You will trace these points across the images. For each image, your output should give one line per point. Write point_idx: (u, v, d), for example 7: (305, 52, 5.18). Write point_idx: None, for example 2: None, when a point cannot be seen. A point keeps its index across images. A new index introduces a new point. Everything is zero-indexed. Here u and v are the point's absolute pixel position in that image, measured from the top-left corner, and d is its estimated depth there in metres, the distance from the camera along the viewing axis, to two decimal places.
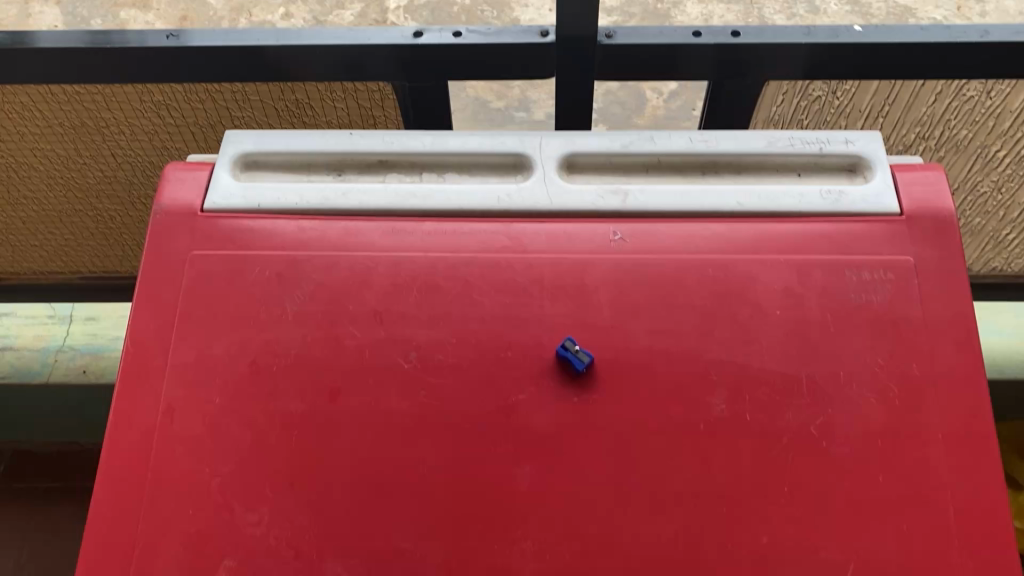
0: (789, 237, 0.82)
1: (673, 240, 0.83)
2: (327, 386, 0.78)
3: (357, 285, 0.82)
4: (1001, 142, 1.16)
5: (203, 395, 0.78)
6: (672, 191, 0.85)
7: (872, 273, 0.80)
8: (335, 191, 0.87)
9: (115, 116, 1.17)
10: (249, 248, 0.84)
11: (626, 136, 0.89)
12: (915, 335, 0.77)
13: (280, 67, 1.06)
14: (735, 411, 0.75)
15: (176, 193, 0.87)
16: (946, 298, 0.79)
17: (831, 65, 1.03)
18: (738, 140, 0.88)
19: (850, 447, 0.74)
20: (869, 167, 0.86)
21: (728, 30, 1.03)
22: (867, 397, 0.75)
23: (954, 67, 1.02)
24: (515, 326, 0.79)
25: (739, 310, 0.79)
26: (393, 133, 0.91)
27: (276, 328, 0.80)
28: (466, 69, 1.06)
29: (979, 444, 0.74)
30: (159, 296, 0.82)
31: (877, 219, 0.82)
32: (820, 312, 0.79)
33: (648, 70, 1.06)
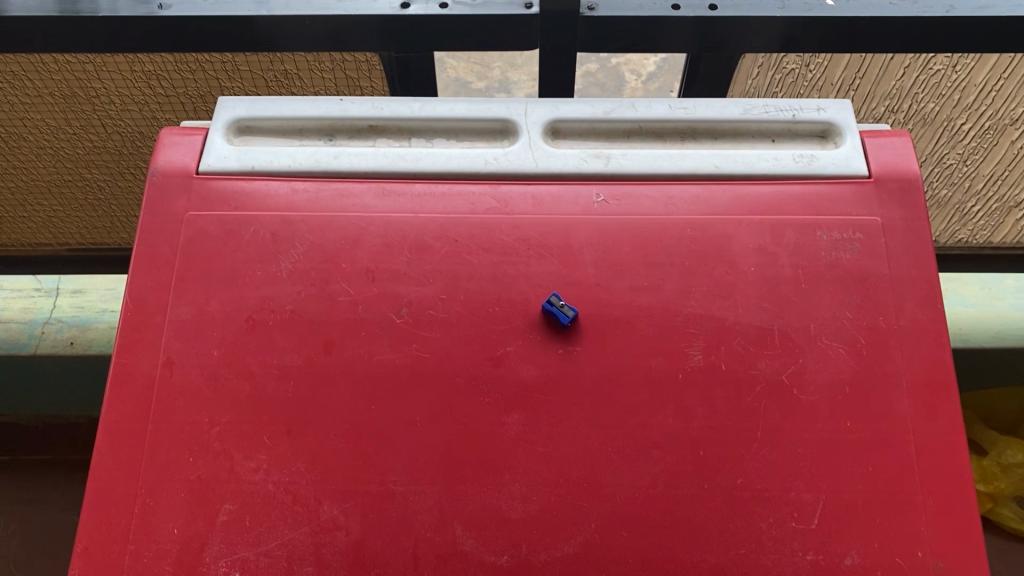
0: (763, 199, 0.86)
1: (654, 202, 0.86)
2: (322, 340, 0.81)
3: (350, 245, 0.85)
4: (966, 115, 1.21)
5: (201, 349, 0.81)
6: (652, 155, 0.89)
7: (842, 233, 0.84)
8: (327, 155, 0.90)
9: (105, 86, 1.19)
10: (243, 209, 0.87)
11: (609, 103, 0.93)
12: (882, 291, 0.82)
13: (268, 37, 1.08)
14: (712, 362, 0.79)
15: (171, 156, 0.89)
16: (911, 255, 0.83)
17: (804, 38, 1.07)
18: (714, 107, 0.92)
19: (821, 394, 0.78)
20: (839, 133, 0.90)
21: (706, 4, 1.06)
22: (837, 348, 0.80)
23: (922, 41, 1.06)
24: (503, 283, 0.83)
25: (716, 267, 0.83)
26: (383, 99, 0.94)
27: (272, 285, 0.83)
28: (452, 40, 1.09)
29: (942, 391, 0.78)
30: (156, 255, 0.85)
31: (847, 182, 0.86)
32: (792, 268, 0.83)
33: (630, 41, 1.09)
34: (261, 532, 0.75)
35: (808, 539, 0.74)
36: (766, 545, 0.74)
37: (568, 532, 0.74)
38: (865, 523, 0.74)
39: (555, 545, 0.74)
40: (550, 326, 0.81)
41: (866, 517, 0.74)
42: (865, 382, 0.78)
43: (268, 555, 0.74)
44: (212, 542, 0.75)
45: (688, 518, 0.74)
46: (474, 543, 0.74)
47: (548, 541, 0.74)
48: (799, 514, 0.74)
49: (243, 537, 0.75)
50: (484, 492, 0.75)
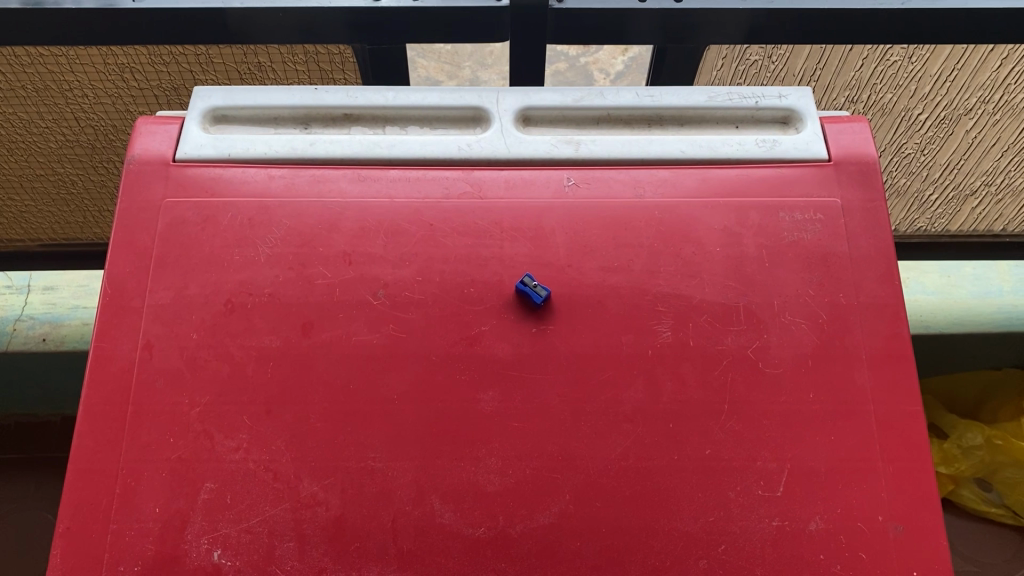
0: (729, 182, 0.89)
1: (623, 185, 0.89)
2: (299, 322, 0.82)
3: (326, 229, 0.86)
4: (922, 105, 1.25)
5: (180, 333, 0.82)
6: (621, 141, 0.91)
7: (803, 213, 0.87)
8: (302, 142, 0.91)
9: (79, 78, 1.18)
10: (221, 196, 0.88)
11: (578, 91, 0.95)
12: (842, 268, 0.85)
13: (241, 29, 1.09)
14: (680, 338, 0.82)
15: (147, 144, 0.90)
16: (870, 234, 0.86)
17: (767, 29, 1.10)
18: (680, 95, 0.95)
19: (784, 368, 0.81)
20: (800, 119, 0.93)
21: None
22: (800, 323, 0.83)
23: (879, 32, 1.10)
24: (477, 265, 0.85)
25: (683, 248, 0.86)
26: (357, 88, 0.96)
27: (249, 270, 0.85)
28: (424, 31, 1.11)
29: (900, 364, 0.82)
30: (135, 241, 0.86)
31: (808, 165, 0.89)
32: (756, 248, 0.86)
33: (599, 33, 1.12)
34: (243, 509, 0.76)
35: (774, 505, 0.77)
36: (733, 512, 0.76)
37: (543, 503, 0.76)
38: (828, 489, 0.77)
39: (531, 517, 0.76)
40: (525, 306, 0.83)
41: (829, 484, 0.77)
42: (827, 356, 0.82)
43: (249, 531, 0.76)
44: (194, 519, 0.76)
45: (659, 488, 0.77)
46: (452, 516, 0.76)
47: (524, 512, 0.76)
48: (765, 482, 0.77)
49: (225, 514, 0.76)
50: (461, 467, 0.77)
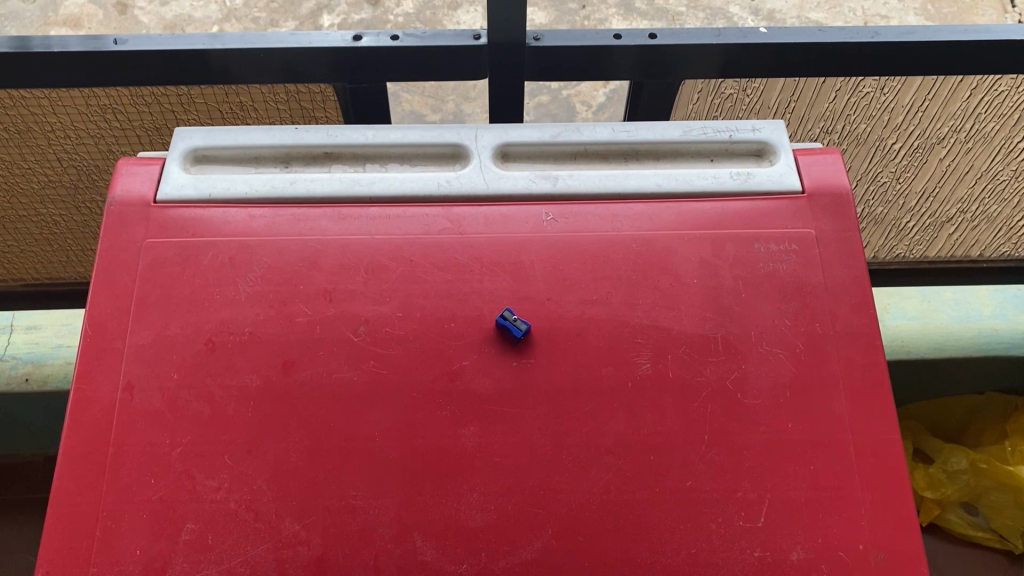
0: (705, 215, 0.90)
1: (600, 219, 0.90)
2: (279, 360, 0.83)
3: (307, 267, 0.87)
4: (896, 135, 1.27)
5: (161, 373, 0.82)
6: (598, 176, 0.93)
7: (778, 244, 0.88)
8: (283, 181, 0.92)
9: (61, 120, 1.18)
10: (202, 236, 0.89)
11: (556, 127, 0.97)
12: (818, 298, 0.86)
13: (224, 70, 1.10)
14: (659, 369, 0.82)
15: (129, 185, 0.91)
16: (844, 264, 0.87)
17: (741, 63, 1.12)
18: (656, 130, 0.96)
19: (763, 398, 0.82)
20: (774, 151, 0.95)
21: (646, 33, 1.11)
22: (777, 353, 0.83)
23: (850, 64, 1.12)
24: (457, 300, 0.86)
25: (661, 280, 0.87)
26: (337, 126, 0.97)
27: (230, 308, 0.85)
28: (403, 71, 1.12)
29: (878, 392, 0.82)
30: (116, 281, 0.86)
31: (782, 197, 0.91)
32: (733, 279, 0.87)
33: (577, 70, 1.13)
34: (224, 550, 0.76)
35: (755, 536, 0.77)
36: (715, 544, 0.77)
37: (525, 538, 0.77)
38: (809, 519, 0.78)
39: (513, 552, 0.76)
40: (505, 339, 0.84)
41: (810, 514, 0.78)
42: (805, 385, 0.82)
43: (231, 572, 0.75)
44: (175, 561, 0.76)
45: (640, 520, 0.77)
46: (434, 553, 0.76)
47: (506, 548, 0.76)
48: (746, 513, 0.78)
49: (207, 555, 0.76)
50: (442, 503, 0.77)
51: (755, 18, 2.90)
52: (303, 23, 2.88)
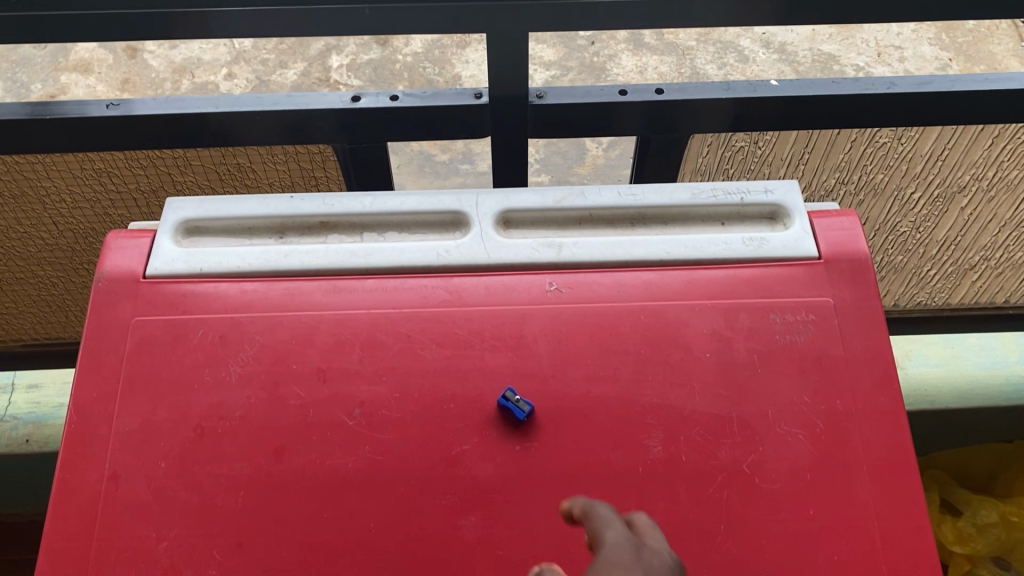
0: (716, 284, 0.86)
1: (606, 289, 0.86)
2: (271, 447, 0.79)
3: (300, 344, 0.83)
4: (915, 184, 1.22)
5: (148, 461, 0.79)
6: (603, 243, 0.89)
7: (795, 315, 0.84)
8: (277, 253, 0.89)
9: (56, 184, 1.16)
10: (192, 313, 0.85)
11: (559, 191, 0.93)
12: (838, 372, 0.81)
13: (223, 132, 1.08)
14: (671, 453, 0.78)
15: (118, 260, 0.88)
16: (865, 335, 0.83)
17: (752, 117, 1.08)
18: (664, 193, 0.92)
19: (781, 482, 0.77)
20: (787, 214, 0.90)
21: (653, 88, 1.08)
22: (796, 433, 0.79)
23: (865, 116, 1.08)
24: (457, 378, 0.82)
25: (671, 354, 0.82)
26: (333, 194, 0.94)
27: (219, 391, 0.81)
28: (403, 131, 1.09)
29: (903, 475, 0.77)
30: (103, 363, 0.83)
31: (797, 263, 0.87)
32: (747, 353, 0.82)
33: (583, 127, 1.10)
34: None
35: None
36: None
37: None
38: None
39: None
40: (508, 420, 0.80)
41: None
42: (826, 467, 0.78)
43: None
44: None
45: None
46: None
47: None
48: None
49: None
50: None
51: (766, 51, 2.87)
52: (312, 64, 2.88)
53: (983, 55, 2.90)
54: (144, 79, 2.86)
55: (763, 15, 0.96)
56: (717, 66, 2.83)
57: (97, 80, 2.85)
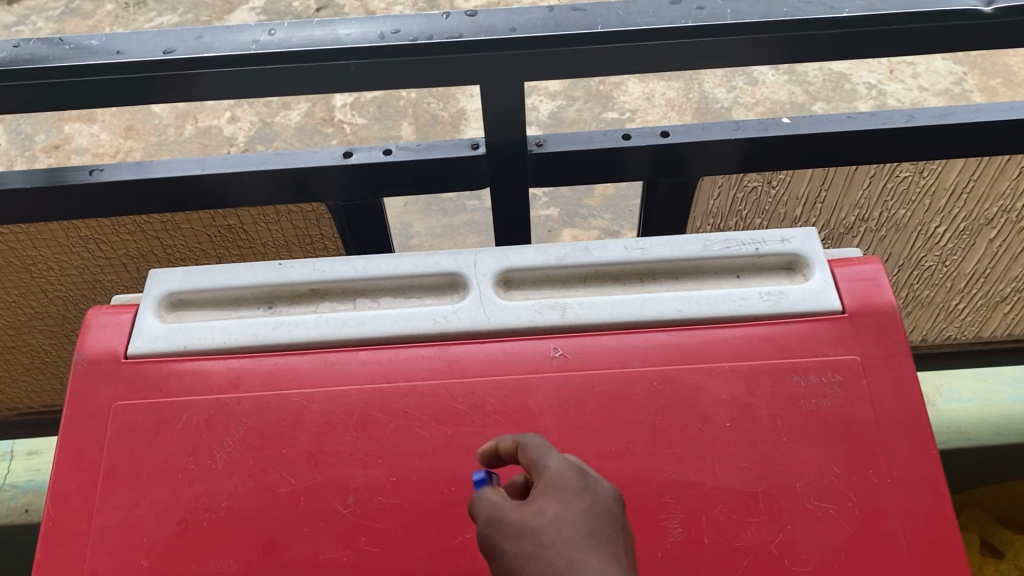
0: (733, 343, 0.80)
1: (616, 353, 0.80)
2: (260, 540, 0.74)
3: (290, 426, 0.78)
4: (939, 218, 1.15)
5: (129, 559, 0.74)
6: (611, 302, 0.83)
7: (819, 376, 0.78)
8: (264, 326, 0.84)
9: (42, 254, 1.12)
10: (176, 395, 0.80)
11: (562, 247, 0.87)
12: (869, 439, 0.75)
13: (212, 195, 1.04)
14: (692, 534, 0.72)
15: (98, 341, 0.83)
16: (897, 397, 0.77)
17: (766, 155, 1.03)
18: (673, 246, 0.86)
19: (814, 564, 0.70)
20: (807, 264, 0.84)
21: (658, 131, 1.03)
22: (826, 509, 0.72)
23: (885, 150, 1.03)
24: (458, 458, 0.76)
25: (688, 424, 0.76)
26: (323, 259, 0.88)
27: (205, 481, 0.76)
28: (399, 186, 1.05)
29: (946, 552, 0.71)
30: (82, 453, 0.78)
31: (819, 318, 0.81)
32: (771, 420, 0.76)
33: (586, 173, 1.05)
34: None
35: None
36: None
37: None
38: None
39: None
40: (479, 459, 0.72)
41: None
42: (861, 546, 0.71)
43: None
44: None
45: None
46: None
47: None
48: None
49: None
50: None
51: (775, 72, 2.82)
52: (316, 104, 2.84)
53: (998, 68, 2.82)
54: (148, 126, 2.83)
55: (771, 53, 0.91)
56: (726, 89, 2.76)
57: (101, 128, 2.83)
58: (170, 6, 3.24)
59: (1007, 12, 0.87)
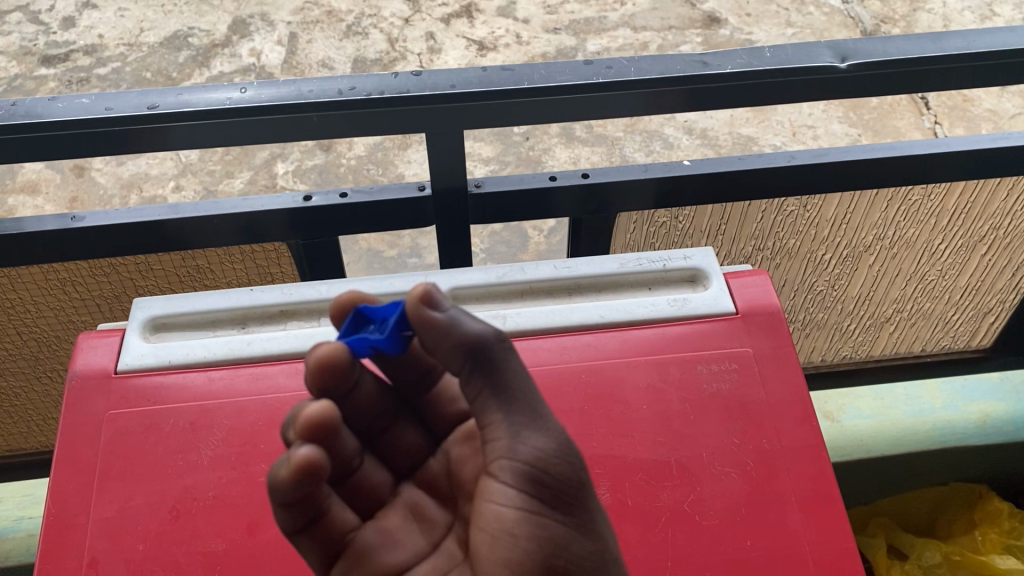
0: (647, 341, 0.94)
1: (550, 352, 0.93)
2: (244, 522, 0.84)
3: (267, 425, 0.89)
4: (825, 246, 1.34)
5: (125, 545, 0.83)
6: (543, 311, 0.97)
7: (720, 364, 0.93)
8: (240, 342, 0.95)
9: (21, 297, 1.21)
10: (163, 403, 0.91)
11: (501, 268, 1.01)
12: (762, 414, 0.90)
13: (183, 237, 1.15)
14: (617, 498, 0.84)
15: (90, 360, 0.93)
16: (784, 380, 0.92)
17: (672, 193, 1.20)
18: (594, 264, 1.01)
19: (719, 518, 0.84)
20: (706, 276, 1.00)
21: (579, 173, 1.19)
22: (729, 472, 0.86)
23: (772, 186, 1.21)
24: None
25: (611, 408, 0.90)
26: (291, 285, 1.01)
27: (192, 474, 0.86)
28: (355, 225, 1.18)
29: (828, 503, 0.85)
30: (78, 456, 0.87)
31: (717, 319, 0.96)
32: (680, 402, 0.90)
33: (519, 210, 1.20)
34: None
35: None
36: None
37: None
38: None
39: None
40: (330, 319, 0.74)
41: None
42: (759, 501, 0.85)
43: None
44: None
45: None
46: None
47: None
48: None
49: None
50: None
51: (689, 136, 3.06)
52: (259, 173, 2.97)
53: (888, 130, 3.11)
54: (93, 197, 2.91)
55: (670, 103, 1.08)
56: (645, 153, 2.99)
57: (45, 200, 2.90)
58: (113, 82, 3.35)
59: (859, 67, 1.06)
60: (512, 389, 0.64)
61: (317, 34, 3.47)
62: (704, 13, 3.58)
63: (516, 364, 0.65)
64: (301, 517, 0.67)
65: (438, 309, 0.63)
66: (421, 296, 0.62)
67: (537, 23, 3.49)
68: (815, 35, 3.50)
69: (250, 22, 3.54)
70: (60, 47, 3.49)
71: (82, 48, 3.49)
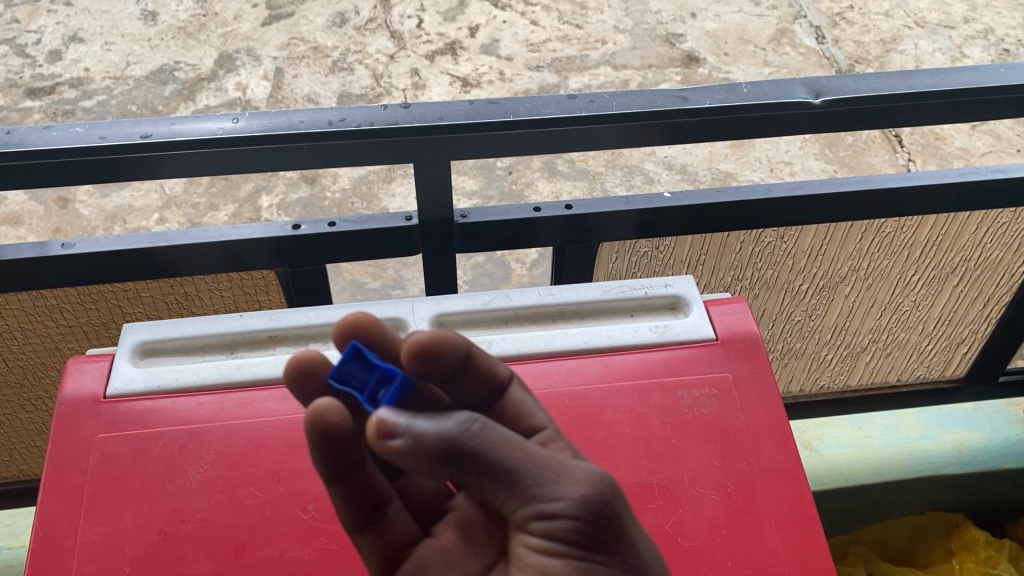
0: (630, 366, 0.97)
1: (535, 377, 0.95)
2: (232, 545, 0.84)
3: (255, 448, 0.90)
4: (801, 276, 1.38)
5: (112, 568, 0.83)
6: (529, 337, 0.99)
7: (700, 389, 0.95)
8: (229, 366, 0.97)
9: (8, 323, 1.22)
10: (152, 426, 0.92)
11: (486, 295, 1.03)
12: (742, 438, 0.92)
13: (172, 264, 1.17)
14: None
15: (79, 384, 0.94)
16: (762, 405, 0.94)
17: (653, 223, 1.23)
18: (578, 291, 1.04)
19: (700, 539, 0.85)
20: (686, 304, 1.03)
21: (563, 205, 1.21)
22: (710, 494, 0.88)
23: (751, 218, 1.24)
24: None
25: (595, 431, 0.92)
26: (279, 311, 1.02)
27: (181, 497, 0.87)
28: (341, 252, 1.20)
29: (806, 525, 0.87)
30: (67, 479, 0.88)
31: (697, 344, 0.99)
32: (662, 427, 0.92)
33: (504, 239, 1.23)
34: None
35: None
36: None
37: None
38: None
39: None
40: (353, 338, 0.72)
41: None
42: (739, 522, 0.87)
43: None
44: None
45: None
46: None
47: None
48: None
49: None
50: None
51: (669, 171, 3.11)
52: (243, 205, 2.99)
53: (864, 167, 3.18)
54: (77, 228, 2.92)
55: (650, 136, 1.12)
56: (626, 188, 3.03)
57: (28, 231, 2.89)
58: (98, 115, 3.37)
59: (832, 103, 1.10)
60: (509, 468, 0.61)
61: (303, 69, 3.52)
62: (683, 52, 3.66)
63: (500, 441, 0.61)
64: (357, 505, 0.73)
65: (393, 437, 0.59)
66: (377, 430, 0.60)
67: (519, 60, 3.56)
68: (791, 74, 3.59)
69: (236, 57, 3.58)
70: (47, 80, 3.51)
71: (68, 80, 3.51)
